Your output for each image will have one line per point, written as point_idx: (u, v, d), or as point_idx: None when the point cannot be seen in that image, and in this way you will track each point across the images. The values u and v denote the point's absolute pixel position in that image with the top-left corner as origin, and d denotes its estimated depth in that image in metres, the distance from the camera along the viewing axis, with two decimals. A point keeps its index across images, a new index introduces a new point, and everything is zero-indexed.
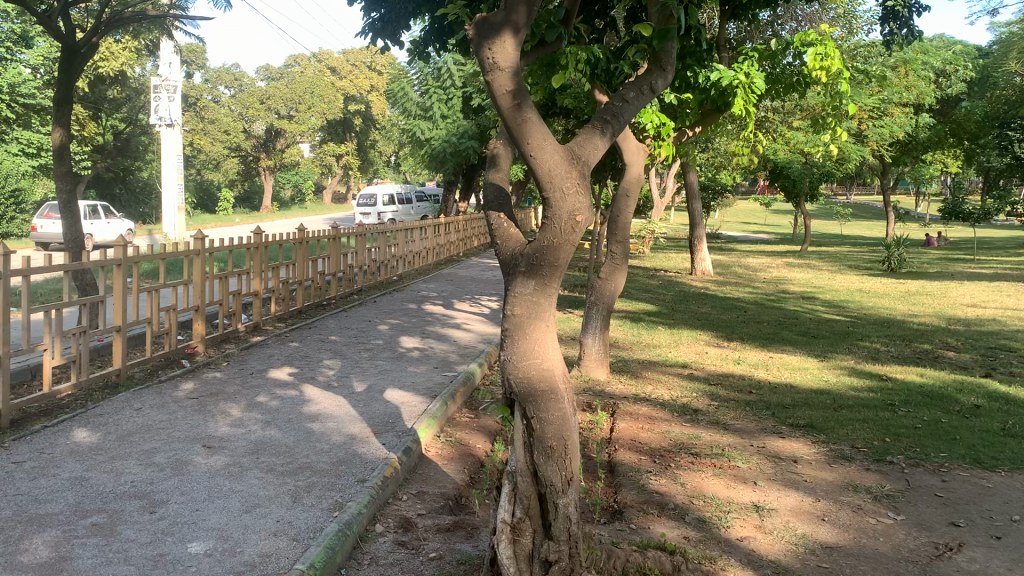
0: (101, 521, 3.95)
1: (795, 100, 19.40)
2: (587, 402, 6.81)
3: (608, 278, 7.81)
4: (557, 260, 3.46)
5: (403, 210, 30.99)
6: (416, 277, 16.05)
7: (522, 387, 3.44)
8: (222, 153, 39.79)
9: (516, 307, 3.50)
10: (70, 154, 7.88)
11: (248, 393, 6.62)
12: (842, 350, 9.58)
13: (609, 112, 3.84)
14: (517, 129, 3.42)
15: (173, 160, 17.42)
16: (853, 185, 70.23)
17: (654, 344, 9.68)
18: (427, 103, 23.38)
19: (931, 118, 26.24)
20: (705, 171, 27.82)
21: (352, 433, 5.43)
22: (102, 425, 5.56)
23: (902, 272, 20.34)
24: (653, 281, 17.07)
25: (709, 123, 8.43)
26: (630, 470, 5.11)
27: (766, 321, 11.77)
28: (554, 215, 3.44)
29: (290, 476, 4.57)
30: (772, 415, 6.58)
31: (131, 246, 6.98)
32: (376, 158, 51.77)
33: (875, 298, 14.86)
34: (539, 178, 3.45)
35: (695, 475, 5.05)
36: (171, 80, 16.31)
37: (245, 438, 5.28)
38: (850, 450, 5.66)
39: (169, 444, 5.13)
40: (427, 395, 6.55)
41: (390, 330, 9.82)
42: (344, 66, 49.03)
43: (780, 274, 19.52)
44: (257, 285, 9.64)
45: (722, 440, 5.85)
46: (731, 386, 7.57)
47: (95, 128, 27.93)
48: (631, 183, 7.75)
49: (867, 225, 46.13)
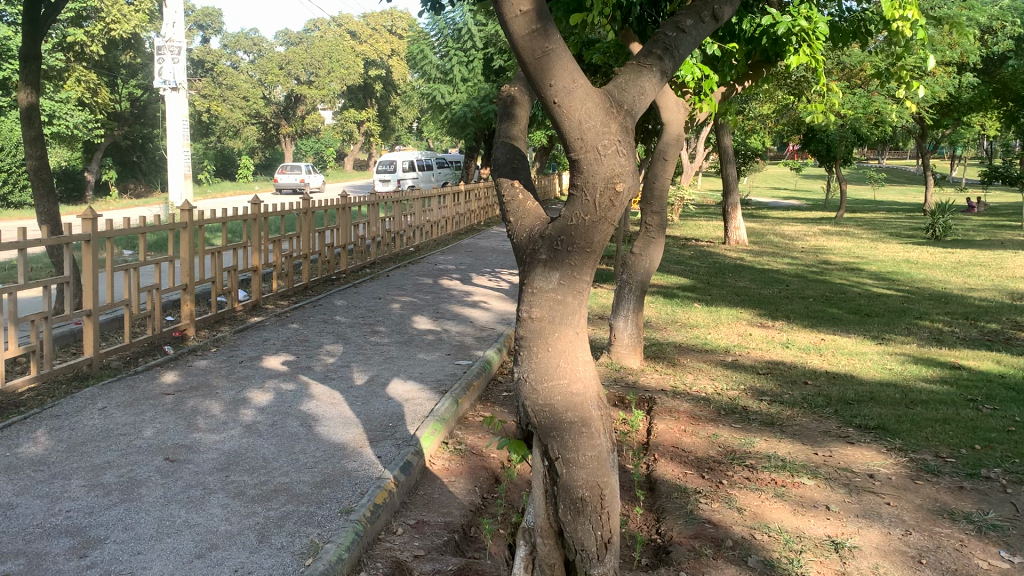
0: (15, 569, 3.14)
1: (837, 55, 18.19)
2: (620, 396, 5.95)
3: (641, 253, 6.87)
4: (591, 244, 2.64)
5: (423, 176, 30.05)
6: (434, 248, 15.20)
7: (542, 418, 2.70)
8: (242, 120, 37.66)
9: (535, 308, 2.71)
10: (40, 117, 7.06)
11: (235, 386, 5.81)
12: (901, 331, 8.60)
13: (661, 45, 3.05)
14: (534, 65, 2.55)
15: (179, 127, 16.49)
16: (885, 150, 68.44)
17: (691, 324, 8.78)
18: (447, 66, 22.24)
19: (976, 78, 24.90)
20: (738, 136, 26.58)
21: (343, 441, 4.60)
22: (53, 430, 4.75)
23: (948, 240, 19.18)
24: (685, 251, 16.09)
25: (759, 75, 7.46)
26: (675, 490, 4.25)
27: (813, 297, 10.78)
28: (586, 183, 2.62)
29: (261, 503, 3.76)
30: (835, 414, 5.67)
31: (102, 219, 6.16)
32: (398, 125, 50.85)
33: (925, 269, 13.81)
34: (566, 133, 2.61)
35: (754, 498, 4.18)
36: (175, 41, 15.46)
37: (216, 448, 4.48)
38: (935, 460, 4.76)
39: (126, 456, 4.34)
40: (437, 389, 5.71)
41: (402, 309, 8.97)
42: (364, 30, 48.15)
43: (819, 243, 18.47)
44: (256, 260, 8.80)
45: (780, 446, 4.99)
46: (782, 376, 6.69)
47: (108, 95, 27.00)
48: (670, 144, 6.80)
49: (902, 190, 44.52)
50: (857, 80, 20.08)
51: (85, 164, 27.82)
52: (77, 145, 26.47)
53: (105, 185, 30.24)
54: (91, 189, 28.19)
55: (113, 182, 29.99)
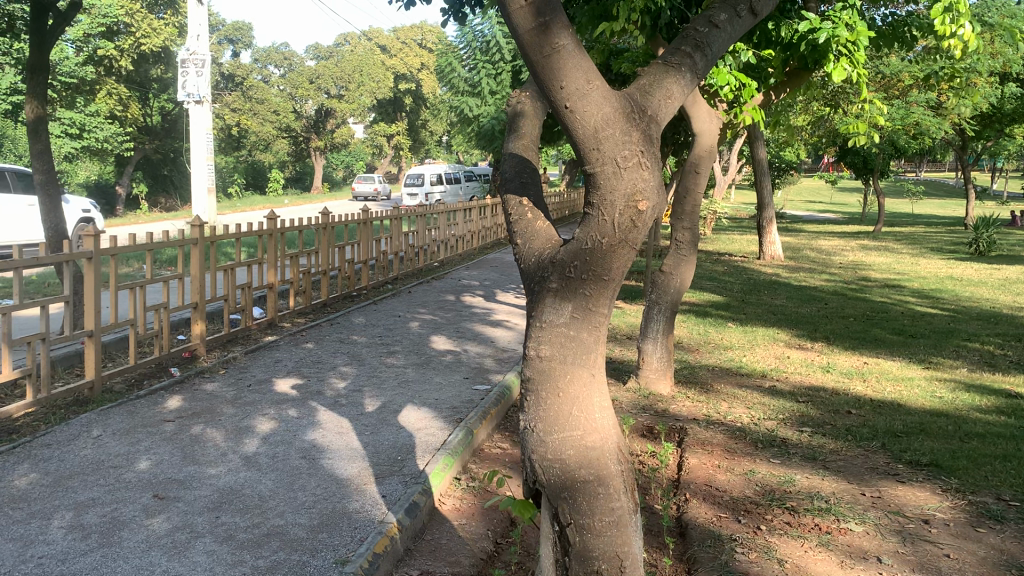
0: None
1: (877, 63, 17.63)
2: (648, 425, 5.57)
3: (671, 272, 6.47)
4: (608, 271, 2.52)
5: (450, 190, 29.77)
6: (460, 263, 14.85)
7: (554, 477, 2.58)
8: (272, 134, 37.65)
9: (542, 346, 2.61)
10: (47, 129, 6.83)
11: (240, 413, 5.47)
12: (949, 354, 8.10)
13: (692, 41, 2.83)
14: (543, 64, 2.44)
15: (202, 141, 16.27)
16: (923, 164, 67.29)
17: (725, 345, 8.34)
18: (476, 79, 21.97)
19: (1018, 89, 24.22)
20: (772, 147, 26.05)
21: (347, 477, 4.26)
22: (40, 462, 4.44)
23: (992, 256, 18.49)
24: (719, 267, 15.60)
25: (798, 83, 7.01)
26: (709, 537, 3.85)
27: (853, 316, 10.27)
28: (604, 200, 2.50)
29: (250, 550, 3.42)
30: (882, 447, 5.22)
31: (105, 234, 5.86)
32: (427, 139, 50.73)
33: (970, 286, 13.21)
34: (578, 141, 2.49)
35: (797, 547, 3.77)
36: (199, 54, 15.37)
37: (210, 484, 4.14)
38: (997, 504, 4.30)
39: (113, 493, 4.02)
40: (451, 418, 5.34)
41: (421, 328, 8.63)
42: (394, 44, 48.25)
43: (859, 259, 17.87)
44: (272, 276, 8.48)
45: (825, 485, 4.57)
46: (823, 404, 6.23)
47: (138, 108, 26.97)
48: (703, 154, 6.39)
49: (941, 203, 43.49)
50: (894, 90, 19.56)
51: (116, 178, 27.82)
52: (107, 159, 26.47)
53: (135, 199, 30.23)
54: (123, 202, 28.25)
55: (143, 196, 29.98)
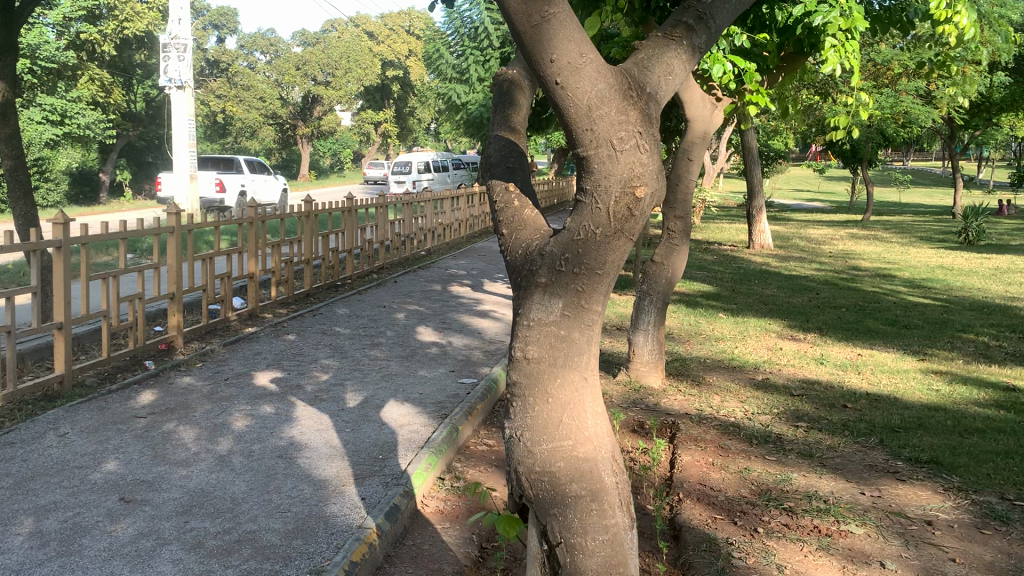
0: None
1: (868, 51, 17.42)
2: (639, 421, 5.39)
3: (662, 262, 6.28)
4: (602, 263, 2.33)
5: (438, 178, 29.46)
6: (447, 252, 14.62)
7: (544, 488, 2.40)
8: (258, 121, 36.97)
9: (530, 347, 2.42)
10: (16, 112, 6.56)
11: (215, 409, 5.25)
12: (944, 345, 7.95)
13: (693, 14, 2.63)
14: (531, 36, 2.25)
15: (185, 128, 15.93)
16: (910, 153, 67.25)
17: (716, 337, 8.17)
18: (464, 65, 21.63)
19: (1009, 78, 24.06)
20: (762, 136, 25.85)
21: (325, 479, 4.06)
22: (3, 463, 4.22)
23: (982, 245, 18.37)
24: (709, 256, 15.41)
25: (794, 68, 6.78)
26: (703, 541, 3.68)
27: (845, 307, 10.13)
28: (599, 187, 2.30)
29: (220, 558, 3.22)
30: (880, 443, 5.06)
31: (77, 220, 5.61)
32: (415, 126, 50.33)
33: (962, 276, 13.05)
34: (570, 120, 2.29)
35: (796, 551, 3.60)
36: (181, 38, 15.01)
37: (180, 487, 3.93)
38: (1001, 504, 4.15)
39: (77, 496, 3.81)
40: (435, 414, 5.14)
41: (406, 319, 8.42)
42: (382, 31, 47.67)
43: (848, 248, 17.72)
44: (252, 266, 8.25)
45: (822, 483, 4.42)
46: (818, 398, 6.06)
47: (120, 94, 26.52)
48: (696, 140, 6.19)
49: (929, 193, 43.41)
50: (884, 78, 19.36)
51: (98, 164, 27.33)
52: (88, 145, 26.01)
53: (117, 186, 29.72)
54: (106, 189, 27.80)
55: (126, 183, 29.48)
